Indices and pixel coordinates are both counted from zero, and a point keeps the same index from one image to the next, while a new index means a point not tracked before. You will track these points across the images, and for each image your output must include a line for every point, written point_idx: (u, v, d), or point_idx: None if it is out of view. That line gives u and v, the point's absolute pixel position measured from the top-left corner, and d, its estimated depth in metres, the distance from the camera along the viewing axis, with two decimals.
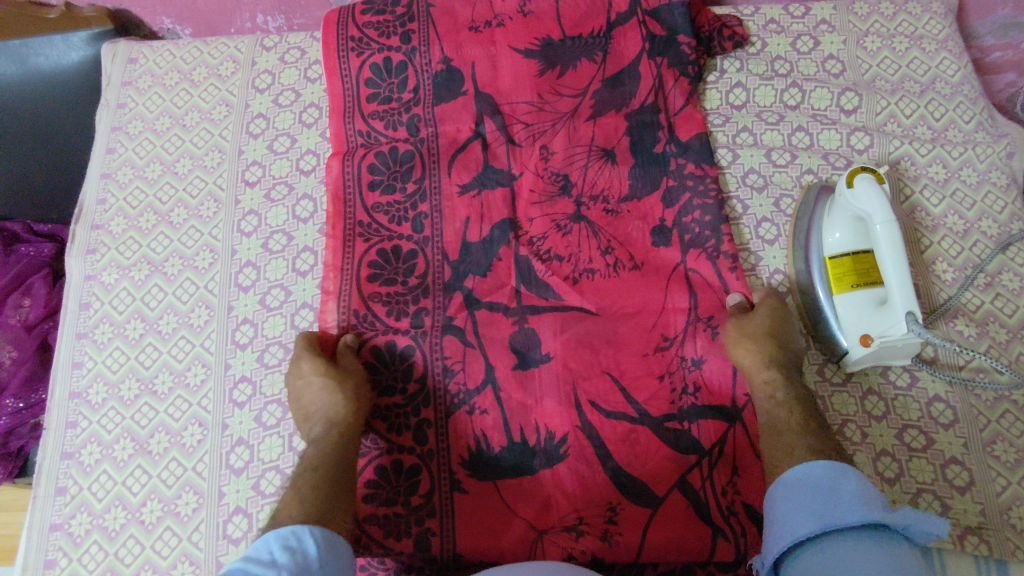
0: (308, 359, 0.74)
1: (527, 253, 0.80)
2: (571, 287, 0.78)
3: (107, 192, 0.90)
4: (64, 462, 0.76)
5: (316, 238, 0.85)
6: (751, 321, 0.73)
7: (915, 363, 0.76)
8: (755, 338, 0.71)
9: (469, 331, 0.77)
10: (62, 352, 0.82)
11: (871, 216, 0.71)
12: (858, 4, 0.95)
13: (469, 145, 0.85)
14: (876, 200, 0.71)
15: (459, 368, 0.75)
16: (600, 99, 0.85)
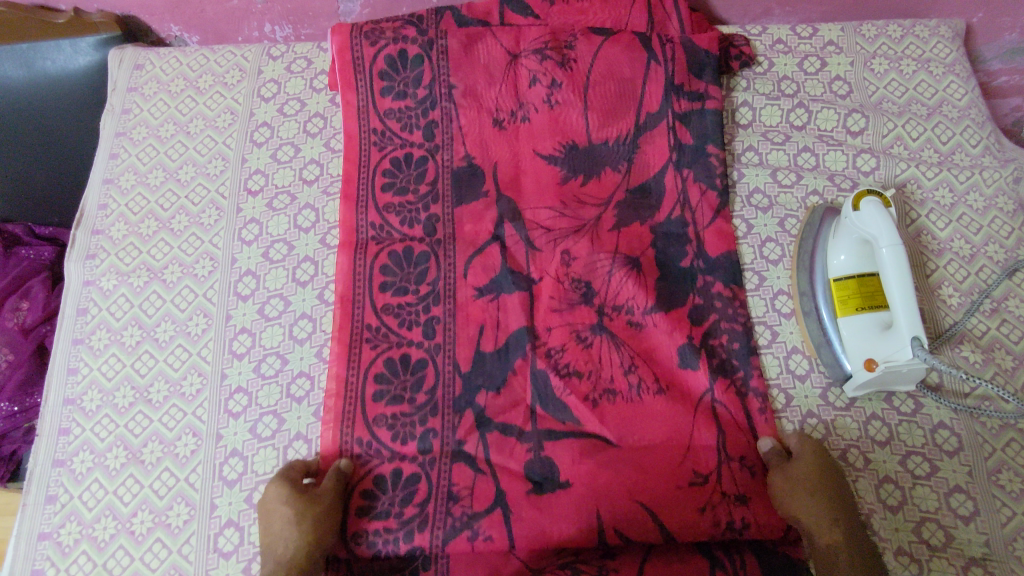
0: (284, 486, 0.68)
1: (545, 367, 0.75)
2: (590, 409, 0.73)
3: (108, 197, 0.90)
4: (54, 469, 0.75)
5: (317, 249, 0.84)
6: (795, 470, 0.67)
7: (920, 389, 0.75)
8: (804, 485, 0.65)
9: (480, 458, 0.72)
10: (58, 357, 0.81)
11: (877, 240, 0.71)
12: (865, 25, 0.95)
13: (487, 248, 0.81)
14: (883, 223, 0.70)
15: (466, 494, 0.70)
16: (626, 206, 0.83)
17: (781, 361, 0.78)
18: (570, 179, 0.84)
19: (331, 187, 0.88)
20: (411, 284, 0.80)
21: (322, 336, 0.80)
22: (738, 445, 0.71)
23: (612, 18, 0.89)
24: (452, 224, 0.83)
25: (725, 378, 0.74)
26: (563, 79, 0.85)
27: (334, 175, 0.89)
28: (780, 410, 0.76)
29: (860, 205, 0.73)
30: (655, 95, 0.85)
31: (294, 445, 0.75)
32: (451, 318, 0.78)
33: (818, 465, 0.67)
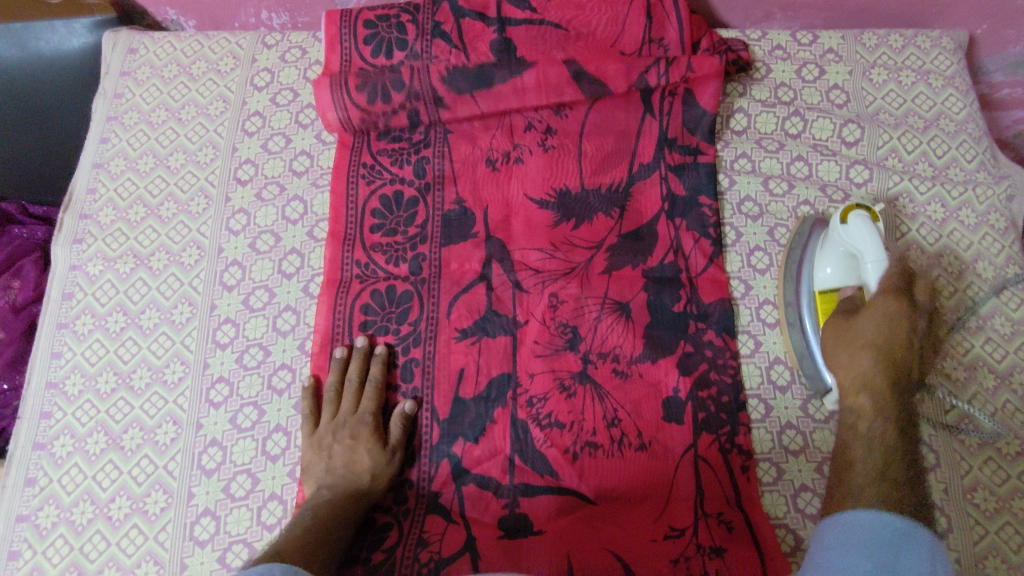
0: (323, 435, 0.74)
1: (525, 418, 0.75)
2: (570, 463, 0.72)
3: (98, 181, 0.90)
4: (35, 453, 0.76)
5: (304, 240, 0.85)
6: (869, 330, 0.70)
7: None
8: (861, 350, 0.70)
9: (453, 510, 0.72)
10: (42, 341, 0.81)
11: (864, 254, 0.71)
12: (866, 34, 0.94)
13: (473, 288, 0.81)
14: (871, 238, 0.71)
15: (436, 540, 0.70)
16: (618, 250, 0.82)
17: (762, 370, 0.78)
18: (561, 194, 0.85)
19: (320, 179, 0.88)
20: (393, 309, 0.80)
21: (306, 329, 0.80)
22: (716, 501, 0.71)
23: (609, 14, 0.88)
24: (441, 226, 0.84)
25: (709, 434, 0.74)
26: (556, 125, 0.87)
27: (325, 167, 0.89)
28: (758, 419, 0.76)
29: (847, 219, 0.73)
30: (650, 147, 0.86)
31: (273, 437, 0.76)
32: (437, 314, 0.80)
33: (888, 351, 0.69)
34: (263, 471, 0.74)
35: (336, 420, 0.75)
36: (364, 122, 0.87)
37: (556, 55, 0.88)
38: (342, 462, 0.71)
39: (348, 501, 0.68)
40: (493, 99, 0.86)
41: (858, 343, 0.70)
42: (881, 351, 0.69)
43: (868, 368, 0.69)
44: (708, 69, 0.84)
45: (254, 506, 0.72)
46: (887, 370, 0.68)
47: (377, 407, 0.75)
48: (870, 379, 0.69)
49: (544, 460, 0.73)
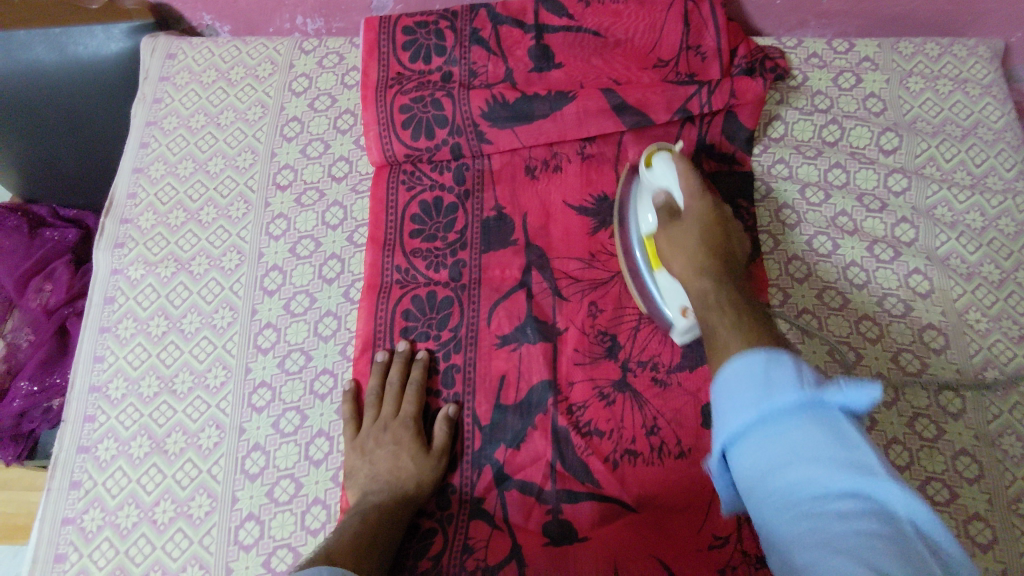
0: (362, 437, 0.74)
1: (567, 425, 0.74)
2: (611, 471, 0.72)
3: (138, 186, 0.90)
4: (79, 455, 0.76)
5: (344, 246, 0.85)
6: (695, 229, 0.67)
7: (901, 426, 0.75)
8: (688, 243, 0.66)
9: (497, 516, 0.72)
10: (85, 344, 0.82)
11: (675, 188, 0.70)
12: (902, 43, 0.94)
13: (513, 295, 0.81)
14: (676, 175, 0.70)
15: (481, 547, 0.70)
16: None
17: None
18: (599, 201, 0.85)
19: (359, 185, 0.89)
20: (433, 314, 0.80)
21: (347, 334, 0.81)
22: None
23: (647, 22, 0.89)
24: (480, 232, 0.84)
25: None
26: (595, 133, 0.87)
27: (363, 173, 0.89)
28: None
29: (652, 161, 0.72)
30: (687, 154, 0.86)
31: (316, 442, 0.76)
32: (478, 320, 0.80)
33: (714, 231, 0.67)
34: (308, 475, 0.74)
35: (378, 425, 0.75)
36: (408, 156, 0.87)
37: (594, 61, 0.88)
38: (387, 468, 0.71)
39: (393, 507, 0.69)
40: (536, 133, 0.85)
41: (688, 241, 0.66)
42: (706, 232, 0.66)
43: (683, 266, 0.65)
44: (750, 97, 0.84)
45: (298, 511, 0.73)
46: (713, 243, 0.66)
47: (418, 411, 0.75)
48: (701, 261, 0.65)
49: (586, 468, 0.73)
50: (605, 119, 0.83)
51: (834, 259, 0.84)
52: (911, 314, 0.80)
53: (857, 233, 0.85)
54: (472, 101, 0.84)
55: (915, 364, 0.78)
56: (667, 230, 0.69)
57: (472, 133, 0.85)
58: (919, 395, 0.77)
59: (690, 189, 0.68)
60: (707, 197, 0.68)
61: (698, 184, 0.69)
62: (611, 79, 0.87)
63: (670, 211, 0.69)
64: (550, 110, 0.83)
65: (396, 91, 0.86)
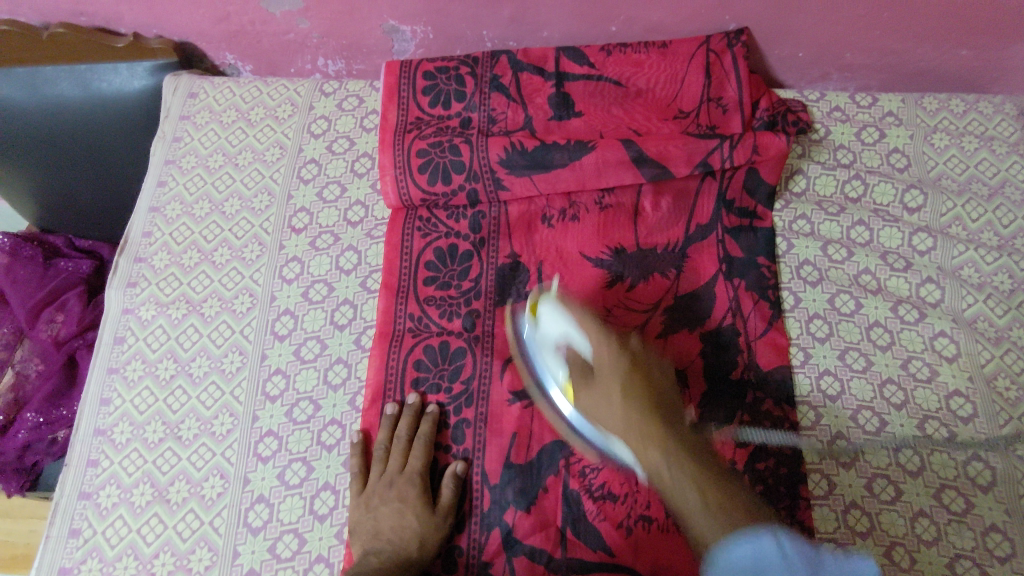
0: (366, 495, 0.72)
1: (577, 487, 0.72)
2: (624, 539, 0.69)
3: (153, 225, 0.90)
4: (80, 502, 0.75)
5: (357, 291, 0.84)
6: (616, 384, 0.65)
7: (927, 499, 0.72)
8: (612, 413, 0.64)
9: None
10: (92, 386, 0.80)
11: (572, 334, 0.69)
12: (927, 98, 0.93)
13: None
14: (566, 322, 0.69)
15: None
16: (674, 313, 0.81)
17: (824, 445, 0.76)
18: (617, 253, 0.84)
19: (375, 230, 0.88)
20: (445, 366, 0.78)
21: (357, 383, 0.79)
22: None
23: (668, 73, 0.88)
24: (495, 281, 0.83)
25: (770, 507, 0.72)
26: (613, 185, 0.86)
27: (379, 218, 0.88)
28: (821, 496, 0.73)
29: (539, 316, 0.72)
30: (708, 207, 0.85)
31: (321, 496, 0.74)
32: (491, 373, 0.78)
33: (637, 379, 0.66)
34: (312, 531, 0.72)
35: (384, 480, 0.73)
36: (425, 202, 0.86)
37: (614, 111, 0.88)
38: (391, 526, 0.69)
39: (397, 569, 0.66)
40: (554, 181, 0.84)
41: (613, 402, 0.65)
42: (632, 399, 0.64)
43: (613, 424, 0.64)
44: (772, 152, 0.82)
45: (300, 568, 0.70)
46: (643, 407, 0.64)
47: (425, 467, 0.73)
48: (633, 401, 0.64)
49: (597, 533, 0.70)
50: (625, 171, 0.83)
51: (857, 318, 0.82)
52: (937, 379, 0.78)
53: (880, 293, 0.83)
54: (490, 150, 0.84)
55: (942, 433, 0.75)
56: (587, 397, 0.67)
57: (489, 181, 0.84)
58: (946, 465, 0.74)
59: (604, 357, 0.67)
60: (609, 342, 0.68)
61: (603, 340, 0.68)
62: (631, 129, 0.86)
63: (580, 369, 0.68)
64: (569, 161, 0.83)
65: (415, 137, 0.86)
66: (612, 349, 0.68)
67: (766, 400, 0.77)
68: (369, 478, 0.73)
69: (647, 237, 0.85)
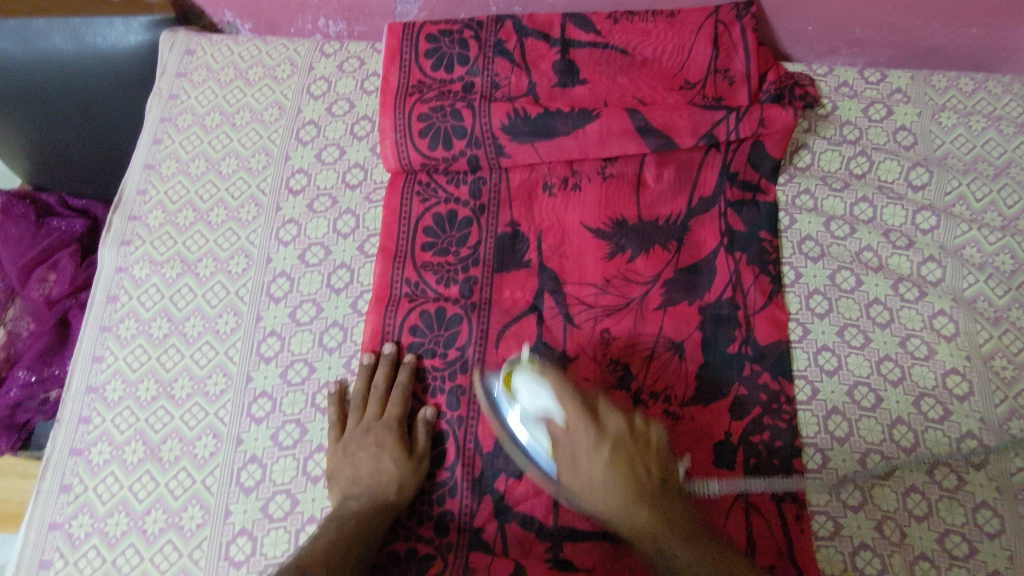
0: (343, 442, 0.72)
1: None
2: None
3: (148, 183, 0.88)
4: (71, 458, 0.74)
5: (354, 255, 0.83)
6: (602, 453, 0.63)
7: (919, 476, 0.73)
8: (598, 475, 0.62)
9: (496, 545, 0.70)
10: (84, 343, 0.80)
11: (551, 407, 0.65)
12: (936, 76, 0.92)
13: (523, 318, 0.79)
14: (545, 393, 0.66)
15: (482, 568, 0.67)
16: (673, 285, 0.80)
17: (819, 419, 0.76)
18: (617, 223, 0.83)
19: (373, 194, 0.87)
20: (441, 332, 0.78)
21: (352, 348, 0.79)
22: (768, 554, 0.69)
23: (675, 42, 0.87)
24: (494, 248, 0.82)
25: (763, 479, 0.72)
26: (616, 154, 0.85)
27: (378, 182, 0.87)
28: (815, 470, 0.73)
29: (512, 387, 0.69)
30: (711, 179, 0.84)
31: (314, 457, 0.73)
32: (488, 341, 0.77)
33: (630, 474, 0.62)
34: (304, 492, 0.72)
35: (361, 427, 0.73)
36: (425, 166, 0.85)
37: (620, 79, 0.86)
38: (368, 471, 0.69)
39: (375, 513, 0.67)
40: (556, 148, 0.82)
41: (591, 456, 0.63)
42: (615, 468, 0.62)
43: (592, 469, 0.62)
44: (779, 125, 0.81)
45: (293, 528, 0.70)
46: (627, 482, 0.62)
47: (403, 413, 0.73)
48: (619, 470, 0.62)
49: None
50: (629, 140, 0.81)
51: (857, 295, 0.81)
52: (935, 357, 0.78)
53: (881, 270, 0.82)
54: (492, 115, 0.82)
55: (937, 411, 0.75)
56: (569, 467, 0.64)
57: (491, 147, 0.83)
58: (940, 442, 0.74)
59: (584, 444, 0.63)
60: (591, 429, 0.64)
61: (579, 423, 0.64)
62: (636, 98, 0.85)
63: (557, 446, 0.65)
64: (573, 128, 0.81)
65: (416, 100, 0.84)
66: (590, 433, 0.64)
67: (763, 374, 0.77)
68: (345, 425, 0.74)
69: (648, 208, 0.84)
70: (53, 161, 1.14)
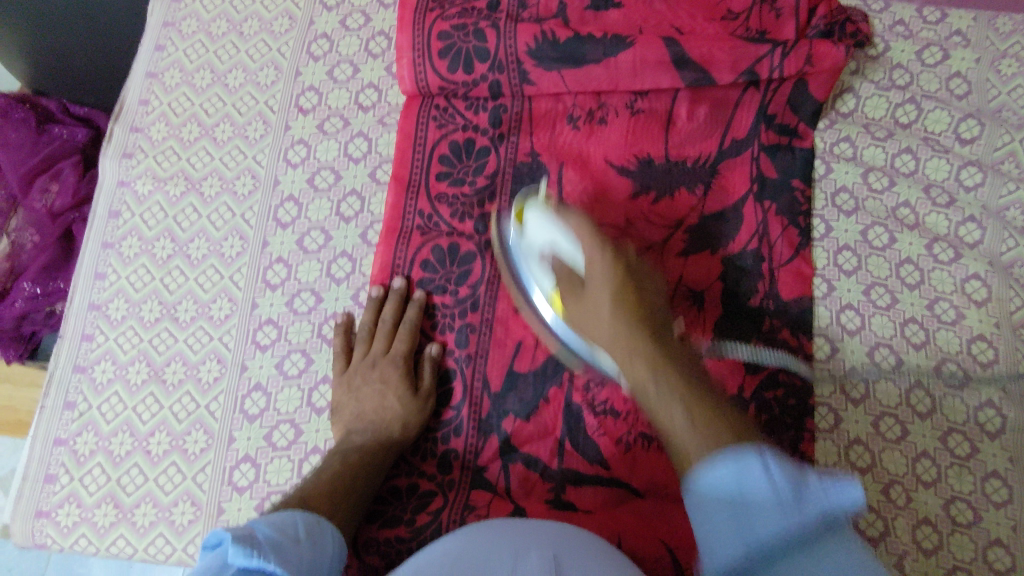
0: (348, 376, 0.71)
1: (580, 401, 0.70)
2: (622, 454, 0.68)
3: (151, 93, 0.83)
4: (75, 375, 0.74)
5: (365, 182, 0.79)
6: (604, 299, 0.59)
7: (932, 442, 0.71)
8: (606, 306, 0.58)
9: (499, 485, 0.69)
10: (86, 259, 0.77)
11: (562, 241, 0.63)
12: (1001, 19, 0.85)
13: None
14: (552, 226, 0.64)
15: (483, 505, 0.68)
16: (696, 231, 0.77)
17: (836, 379, 0.74)
18: (643, 162, 0.78)
19: (387, 117, 0.82)
20: (453, 268, 0.75)
21: (361, 279, 0.76)
22: None
23: None
24: (512, 182, 0.78)
25: (773, 436, 0.71)
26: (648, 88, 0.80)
27: (393, 104, 0.82)
28: (826, 430, 0.72)
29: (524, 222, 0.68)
30: (747, 120, 0.79)
31: (319, 388, 0.72)
32: (501, 280, 0.75)
33: (634, 285, 0.59)
34: (309, 422, 0.71)
35: (366, 361, 0.71)
36: (442, 90, 0.80)
37: (657, 3, 0.80)
38: (373, 407, 0.68)
39: (377, 449, 0.66)
40: (584, 78, 0.77)
41: (601, 311, 0.59)
42: (622, 301, 0.58)
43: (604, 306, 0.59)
44: (827, 64, 0.76)
45: (296, 458, 0.70)
46: (630, 305, 0.58)
47: (409, 350, 0.71)
48: (626, 311, 0.57)
49: (597, 448, 0.69)
50: (662, 73, 0.76)
51: (888, 253, 0.77)
52: (962, 322, 0.75)
53: (917, 228, 0.78)
54: (518, 38, 0.76)
55: (958, 377, 0.73)
56: (575, 306, 0.61)
57: (514, 73, 0.78)
58: (957, 409, 0.72)
59: (598, 271, 0.60)
60: (602, 245, 0.61)
61: (591, 243, 0.62)
62: (674, 26, 0.79)
63: (563, 285, 0.63)
64: (603, 57, 0.76)
65: (437, 16, 0.78)
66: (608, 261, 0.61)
67: (782, 330, 0.74)
68: (350, 359, 0.72)
69: (678, 149, 0.79)
70: (54, 67, 1.09)
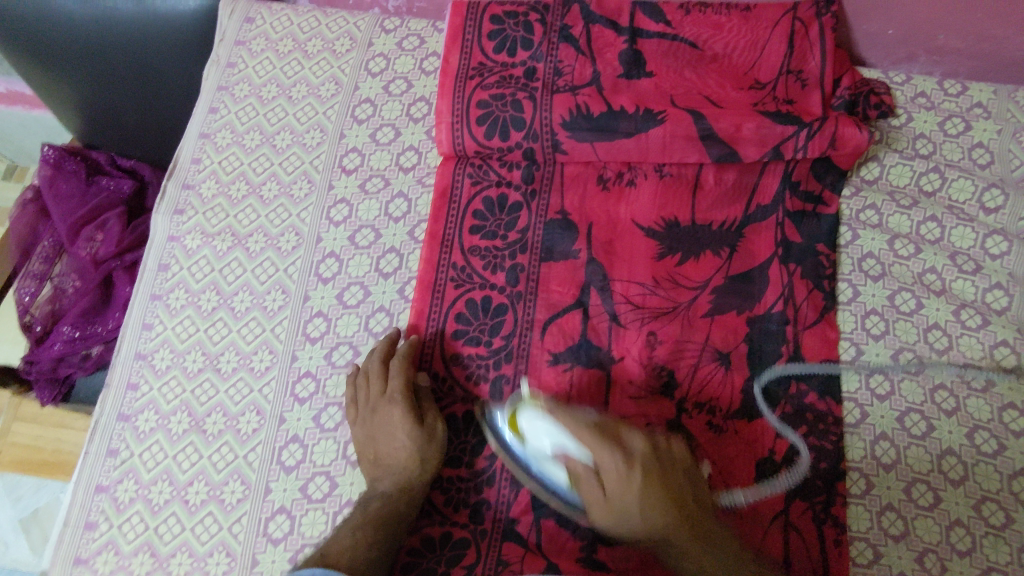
0: (360, 422, 0.72)
1: None
2: None
3: (203, 152, 0.88)
4: (119, 423, 0.76)
5: (404, 241, 0.82)
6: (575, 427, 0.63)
7: (967, 508, 0.70)
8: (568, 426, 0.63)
9: (531, 539, 0.68)
10: (135, 311, 0.81)
11: (564, 434, 0.63)
12: (1021, 92, 0.88)
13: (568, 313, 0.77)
14: (553, 428, 0.64)
15: (516, 561, 0.67)
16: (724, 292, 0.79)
17: (866, 444, 0.74)
18: (671, 225, 0.81)
19: (426, 178, 0.85)
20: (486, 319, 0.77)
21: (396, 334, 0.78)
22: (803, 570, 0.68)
23: (748, 39, 0.84)
24: (543, 238, 0.81)
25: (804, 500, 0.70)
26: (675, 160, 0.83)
27: (431, 166, 0.86)
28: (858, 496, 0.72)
29: None
30: (773, 187, 0.82)
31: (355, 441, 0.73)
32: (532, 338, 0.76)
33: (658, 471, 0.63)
34: (343, 474, 0.72)
35: (368, 406, 0.72)
36: (479, 154, 0.83)
37: (686, 74, 0.83)
38: (387, 449, 0.69)
39: (402, 496, 0.67)
40: (615, 148, 0.80)
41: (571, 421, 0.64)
42: (632, 474, 0.61)
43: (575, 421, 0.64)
44: (851, 147, 0.79)
45: (330, 511, 0.70)
46: (652, 494, 0.61)
47: (405, 385, 0.71)
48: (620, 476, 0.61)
49: None
50: (691, 146, 0.79)
51: (915, 319, 0.79)
52: (992, 390, 0.75)
53: (944, 294, 0.79)
54: (553, 108, 0.80)
55: (991, 445, 0.73)
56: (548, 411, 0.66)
57: (548, 141, 0.81)
58: (990, 478, 0.72)
59: (592, 447, 0.62)
60: (612, 452, 0.62)
61: (607, 447, 0.62)
62: (703, 95, 0.82)
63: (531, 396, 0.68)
64: (635, 130, 0.79)
65: (476, 83, 0.82)
66: (615, 455, 0.62)
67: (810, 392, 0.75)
68: (357, 403, 0.73)
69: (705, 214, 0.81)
70: (110, 124, 1.15)
